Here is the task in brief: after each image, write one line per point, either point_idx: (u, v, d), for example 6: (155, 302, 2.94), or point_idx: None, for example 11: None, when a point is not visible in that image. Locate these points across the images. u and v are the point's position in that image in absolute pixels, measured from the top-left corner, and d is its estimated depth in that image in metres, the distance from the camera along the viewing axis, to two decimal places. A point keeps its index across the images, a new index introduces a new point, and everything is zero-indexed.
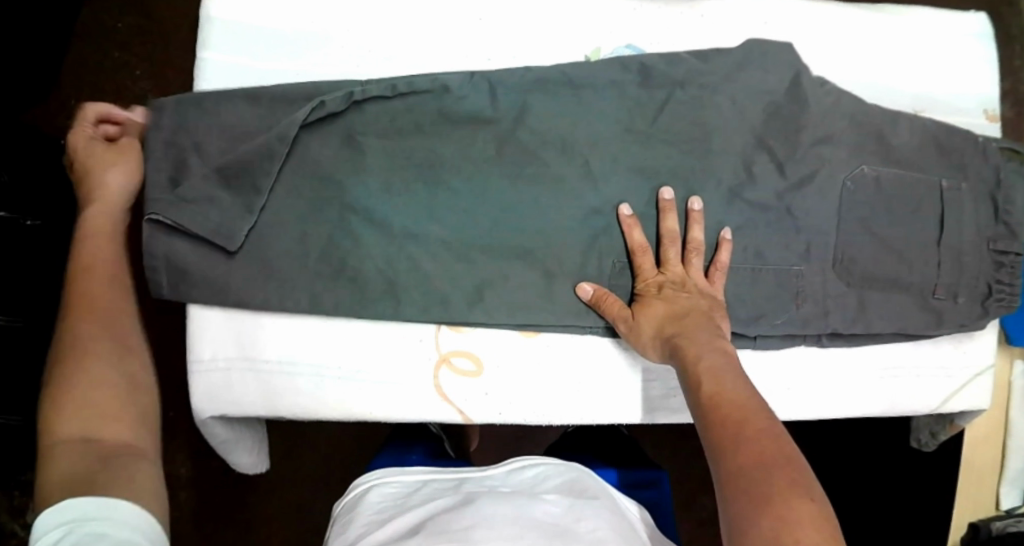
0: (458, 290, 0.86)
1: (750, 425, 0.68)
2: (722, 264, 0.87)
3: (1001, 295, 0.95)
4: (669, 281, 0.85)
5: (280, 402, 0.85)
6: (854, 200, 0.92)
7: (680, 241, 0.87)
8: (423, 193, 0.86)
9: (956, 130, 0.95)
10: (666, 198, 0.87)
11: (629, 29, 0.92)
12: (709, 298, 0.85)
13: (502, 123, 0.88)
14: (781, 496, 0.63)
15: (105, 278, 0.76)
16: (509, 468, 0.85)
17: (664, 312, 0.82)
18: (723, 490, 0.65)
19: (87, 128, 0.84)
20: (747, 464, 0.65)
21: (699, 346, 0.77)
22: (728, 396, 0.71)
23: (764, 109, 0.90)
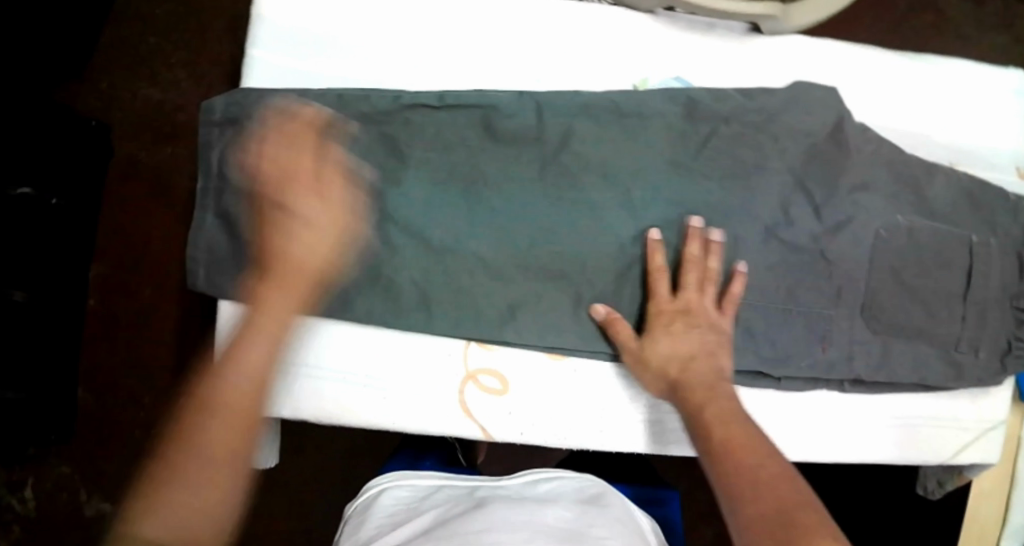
0: (491, 309, 0.86)
1: (764, 468, 0.69)
2: (734, 297, 0.86)
3: (1020, 353, 0.97)
4: (683, 314, 0.84)
5: (304, 406, 0.85)
6: (887, 248, 0.93)
7: (698, 269, 0.85)
8: (462, 208, 0.86)
9: (988, 187, 0.97)
10: (693, 225, 0.86)
11: (677, 61, 0.93)
12: (717, 332, 0.84)
13: (546, 144, 0.88)
14: (797, 533, 0.63)
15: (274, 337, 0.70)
16: (517, 477, 0.84)
17: (671, 351, 0.83)
18: (743, 530, 0.65)
19: (289, 150, 0.77)
20: (765, 506, 0.66)
21: (702, 393, 0.78)
22: (739, 438, 0.73)
23: (805, 151, 0.91)
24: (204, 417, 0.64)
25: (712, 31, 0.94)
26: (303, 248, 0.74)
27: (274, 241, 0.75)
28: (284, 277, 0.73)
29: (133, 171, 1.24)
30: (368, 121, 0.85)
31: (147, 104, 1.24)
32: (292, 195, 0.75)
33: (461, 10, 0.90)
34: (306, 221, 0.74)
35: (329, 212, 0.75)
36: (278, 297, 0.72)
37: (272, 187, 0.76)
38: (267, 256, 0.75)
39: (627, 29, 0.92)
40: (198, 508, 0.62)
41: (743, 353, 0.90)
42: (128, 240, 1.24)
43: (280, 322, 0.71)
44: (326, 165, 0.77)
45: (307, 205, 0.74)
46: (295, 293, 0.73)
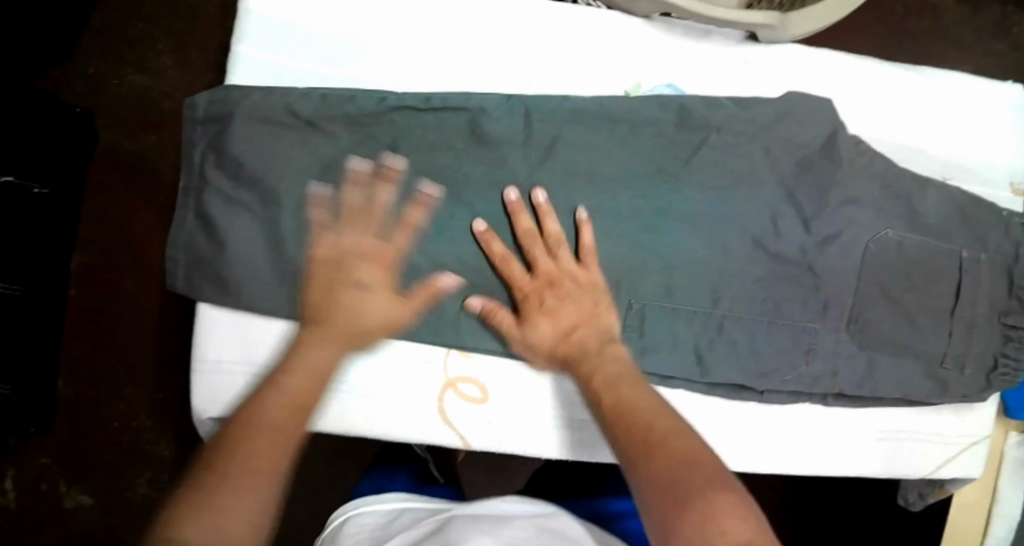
0: (471, 317, 0.84)
1: (658, 425, 0.71)
2: (588, 249, 0.83)
3: (1005, 369, 0.97)
4: (562, 283, 0.82)
5: None
6: (876, 262, 0.92)
7: (535, 237, 0.83)
8: (444, 212, 0.84)
9: (980, 203, 0.96)
10: (539, 201, 0.83)
11: (671, 68, 0.91)
12: (592, 293, 0.82)
13: (533, 149, 0.86)
14: (698, 490, 0.65)
15: (313, 379, 0.76)
16: (483, 502, 0.82)
17: (556, 328, 0.81)
18: (644, 495, 0.67)
19: (370, 229, 0.80)
20: (662, 468, 0.67)
21: (589, 362, 0.79)
22: (632, 402, 0.74)
23: (797, 162, 0.90)
24: (245, 433, 0.69)
25: (709, 38, 0.92)
26: (362, 314, 0.79)
27: (334, 305, 0.79)
28: (327, 333, 0.78)
29: (117, 160, 1.22)
30: (352, 123, 0.84)
31: (133, 91, 1.22)
32: (349, 265, 0.79)
33: (450, 10, 0.88)
34: (364, 288, 0.79)
35: (379, 283, 0.80)
36: (319, 348, 0.77)
37: (338, 264, 0.79)
38: (315, 322, 0.79)
39: (620, 34, 0.90)
40: (235, 506, 0.64)
41: (727, 367, 0.89)
42: (111, 228, 1.22)
43: (320, 364, 0.77)
44: (402, 235, 0.82)
45: (364, 273, 0.79)
46: (340, 350, 0.78)
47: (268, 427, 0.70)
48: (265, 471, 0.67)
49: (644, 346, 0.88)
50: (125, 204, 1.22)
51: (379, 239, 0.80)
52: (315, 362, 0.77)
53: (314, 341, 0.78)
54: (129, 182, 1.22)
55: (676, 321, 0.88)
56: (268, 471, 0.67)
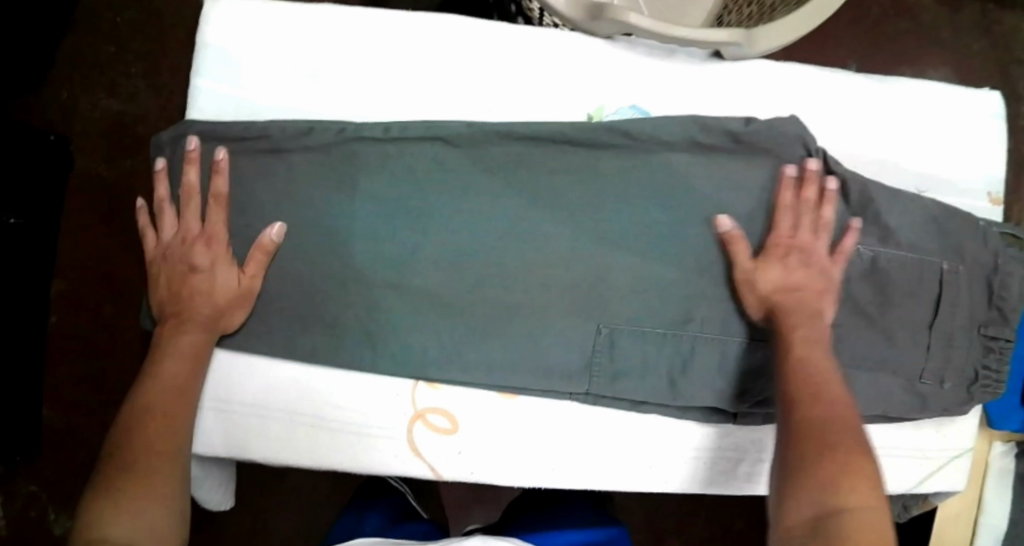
0: (436, 347, 0.84)
1: (827, 393, 0.76)
2: (846, 248, 0.86)
3: (986, 382, 0.96)
4: (796, 247, 0.84)
5: (251, 445, 0.85)
6: (847, 279, 0.91)
7: (812, 207, 0.85)
8: (408, 242, 0.84)
9: (958, 215, 0.95)
10: (811, 168, 0.85)
11: (634, 88, 0.90)
12: (826, 272, 0.84)
13: (496, 176, 0.85)
14: (844, 451, 0.71)
15: (191, 362, 0.80)
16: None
17: (776, 281, 0.83)
18: (791, 437, 0.74)
19: (190, 215, 0.83)
20: (817, 419, 0.74)
21: (792, 319, 0.82)
22: (815, 364, 0.79)
23: (769, 180, 0.87)
24: (140, 432, 0.75)
25: (674, 56, 0.91)
26: (209, 291, 0.81)
27: (181, 293, 0.82)
28: (189, 320, 0.81)
29: (93, 187, 1.21)
30: (309, 153, 0.84)
31: (106, 116, 1.22)
32: (180, 254, 0.82)
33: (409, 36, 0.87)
34: (203, 269, 0.81)
35: (217, 258, 0.82)
36: (180, 334, 0.81)
37: (173, 257, 0.83)
38: (168, 313, 0.82)
39: (581, 55, 0.90)
40: (141, 507, 0.71)
41: (700, 391, 0.86)
42: (88, 255, 1.22)
43: (193, 346, 0.81)
44: (217, 208, 0.82)
45: (198, 255, 0.82)
46: (199, 331, 0.81)
47: (156, 420, 0.77)
48: (164, 467, 0.74)
49: (615, 371, 0.86)
50: (101, 230, 1.22)
51: (197, 222, 0.83)
52: (188, 344, 0.80)
53: (180, 328, 0.81)
54: (104, 208, 1.21)
55: (648, 344, 0.86)
56: (166, 466, 0.74)
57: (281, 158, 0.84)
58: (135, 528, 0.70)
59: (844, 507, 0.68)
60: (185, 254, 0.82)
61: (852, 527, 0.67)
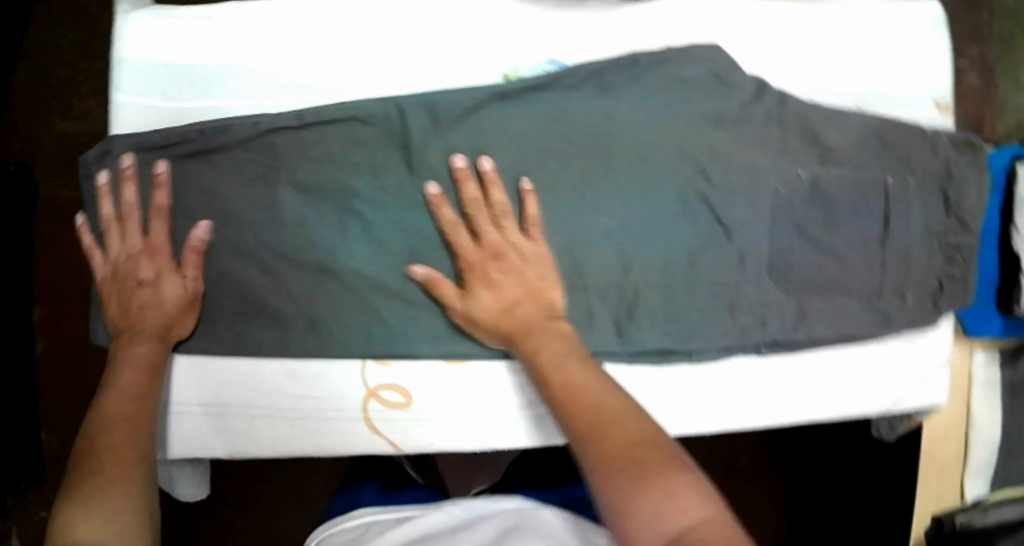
0: (378, 323, 0.86)
1: (597, 415, 0.73)
2: (535, 221, 0.83)
3: (952, 291, 0.94)
4: (498, 253, 0.82)
5: (227, 441, 0.88)
6: (787, 205, 0.90)
7: (484, 205, 0.83)
8: (334, 224, 0.86)
9: (901, 124, 0.92)
10: (487, 169, 0.83)
11: (547, 39, 0.89)
12: (535, 262, 0.83)
13: (413, 145, 0.85)
14: (650, 472, 0.68)
15: (145, 369, 0.82)
16: (492, 514, 0.80)
17: (496, 305, 0.82)
18: (594, 478, 0.70)
19: (131, 229, 0.85)
20: (614, 452, 0.70)
21: (536, 340, 0.80)
22: (578, 388, 0.75)
23: (691, 119, 0.88)
24: (102, 435, 0.76)
25: (585, 5, 0.90)
26: (158, 303, 0.84)
27: (130, 309, 0.84)
28: (140, 334, 0.83)
29: (62, 211, 1.25)
30: (231, 152, 0.85)
31: (64, 139, 1.25)
32: (126, 271, 0.84)
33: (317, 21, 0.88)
34: (149, 283, 0.84)
35: (161, 270, 0.84)
36: (133, 347, 0.82)
37: (121, 274, 0.84)
38: (119, 330, 0.84)
39: (489, 11, 0.89)
40: (109, 505, 0.71)
41: (647, 333, 0.88)
42: (68, 277, 1.26)
43: (149, 356, 0.82)
44: (160, 223, 0.84)
45: (144, 270, 0.84)
46: (152, 342, 0.83)
47: (119, 423, 0.77)
48: (130, 464, 0.75)
49: None
50: (75, 251, 1.25)
51: (138, 237, 0.84)
52: (141, 354, 0.82)
53: (130, 343, 0.83)
54: (77, 232, 1.25)
55: (590, 297, 0.88)
56: (132, 463, 0.75)
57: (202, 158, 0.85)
58: (106, 526, 0.70)
59: (683, 524, 0.65)
60: (131, 271, 0.84)
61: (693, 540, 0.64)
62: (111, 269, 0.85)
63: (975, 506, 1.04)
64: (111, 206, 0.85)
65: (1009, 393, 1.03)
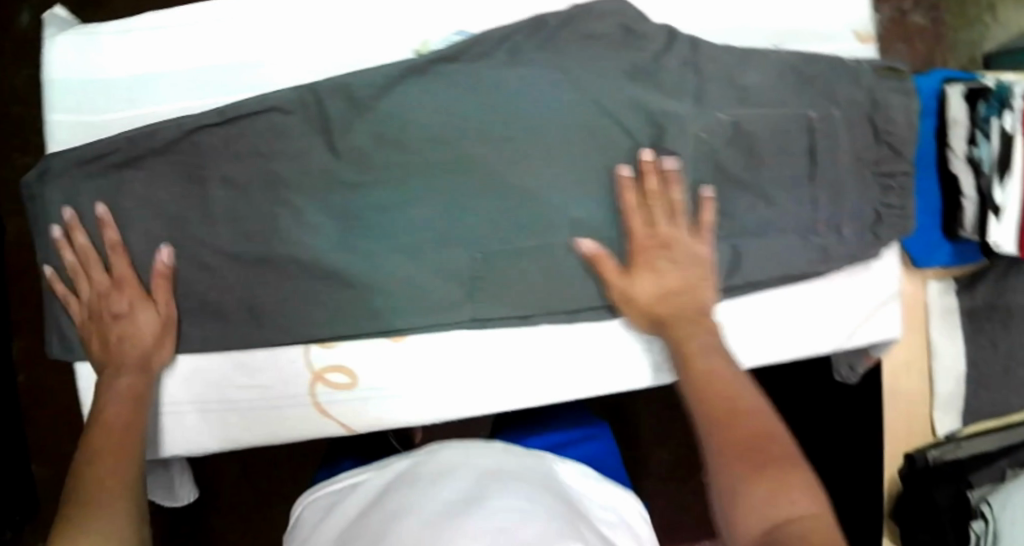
0: (318, 309, 0.88)
1: (742, 405, 0.78)
2: (706, 223, 0.87)
3: (892, 220, 0.93)
4: (663, 246, 0.86)
5: (174, 441, 0.90)
6: (711, 150, 0.90)
7: (663, 197, 0.87)
8: (265, 214, 0.87)
9: (820, 58, 0.92)
10: (668, 167, 0.87)
11: (456, 13, 0.90)
12: (698, 262, 0.87)
13: (334, 129, 0.87)
14: (777, 466, 0.74)
15: (130, 399, 0.84)
16: (459, 460, 0.82)
17: (655, 289, 0.87)
18: (717, 462, 0.75)
19: (96, 271, 0.87)
20: (736, 442, 0.75)
21: (686, 329, 0.85)
22: (716, 375, 0.80)
23: (606, 74, 0.89)
24: (89, 466, 0.78)
25: None
26: (134, 334, 0.85)
27: (109, 345, 0.86)
28: (121, 366, 0.85)
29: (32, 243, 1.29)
30: (160, 156, 0.87)
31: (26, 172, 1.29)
32: (100, 309, 0.86)
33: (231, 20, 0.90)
34: (124, 315, 0.86)
35: (133, 300, 0.86)
36: (116, 379, 0.84)
37: (96, 315, 0.86)
38: (102, 367, 0.85)
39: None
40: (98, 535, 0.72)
41: (583, 288, 0.90)
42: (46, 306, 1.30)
43: (132, 385, 0.84)
44: (123, 259, 0.87)
45: (116, 304, 0.86)
46: (133, 372, 0.85)
47: (107, 452, 0.79)
48: (118, 491, 0.76)
49: (496, 291, 0.90)
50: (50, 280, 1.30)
51: (105, 276, 0.86)
52: (125, 384, 0.84)
53: (114, 376, 0.85)
54: None
55: (524, 262, 0.89)
56: (119, 491, 0.76)
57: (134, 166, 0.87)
58: None
59: (789, 516, 0.70)
60: (104, 308, 0.86)
61: (801, 532, 0.69)
62: (85, 310, 0.87)
63: (947, 440, 1.03)
64: (71, 252, 0.87)
65: (968, 321, 1.02)
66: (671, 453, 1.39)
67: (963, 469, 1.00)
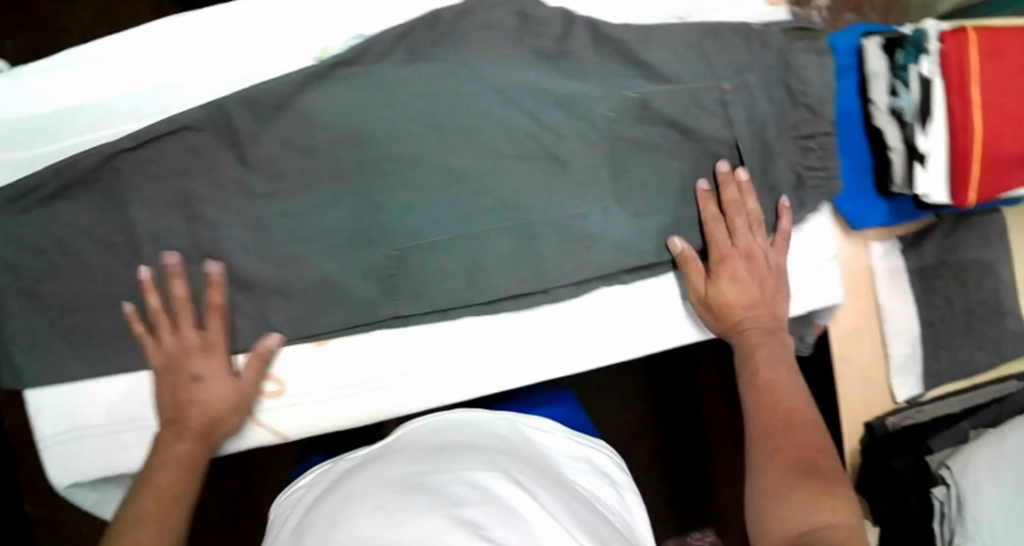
0: (245, 318, 0.91)
1: (792, 415, 0.83)
2: (785, 233, 0.90)
3: (815, 181, 0.93)
4: (744, 255, 0.88)
5: (119, 458, 0.93)
6: (620, 128, 0.89)
7: (748, 207, 0.89)
8: (186, 229, 0.89)
9: (726, 24, 0.90)
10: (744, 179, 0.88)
11: (351, 16, 0.90)
12: (779, 274, 0.90)
13: (243, 143, 0.88)
14: (823, 482, 0.78)
15: (188, 463, 0.86)
16: (432, 440, 0.86)
17: (743, 295, 0.88)
18: (761, 462, 0.81)
19: (189, 329, 0.88)
20: (784, 448, 0.80)
21: (758, 335, 0.88)
22: (780, 385, 0.85)
23: (510, 63, 0.88)
24: (132, 524, 0.80)
25: None
26: (215, 405, 0.87)
27: (182, 403, 0.87)
28: (182, 430, 0.87)
29: None
30: (86, 187, 0.88)
31: None
32: (183, 363, 0.88)
33: (132, 42, 0.90)
34: (203, 378, 0.88)
35: (215, 369, 0.88)
36: (178, 441, 0.86)
37: (173, 367, 0.88)
38: (167, 421, 0.87)
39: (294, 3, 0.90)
40: None
41: (502, 276, 0.90)
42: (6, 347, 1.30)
43: (191, 450, 0.86)
44: (219, 326, 0.89)
45: (200, 364, 0.88)
46: (194, 440, 0.87)
47: (150, 514, 0.82)
48: None
49: (415, 288, 0.90)
50: None
51: (195, 335, 0.88)
52: (185, 447, 0.86)
53: (174, 437, 0.86)
54: None
55: (441, 255, 0.90)
56: None
57: (60, 195, 0.88)
58: None
59: (818, 525, 0.74)
60: (183, 364, 0.88)
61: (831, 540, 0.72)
62: (164, 360, 0.89)
63: (908, 406, 1.00)
64: (159, 299, 0.89)
65: (918, 279, 0.99)
66: (652, 444, 1.39)
67: (922, 434, 0.97)
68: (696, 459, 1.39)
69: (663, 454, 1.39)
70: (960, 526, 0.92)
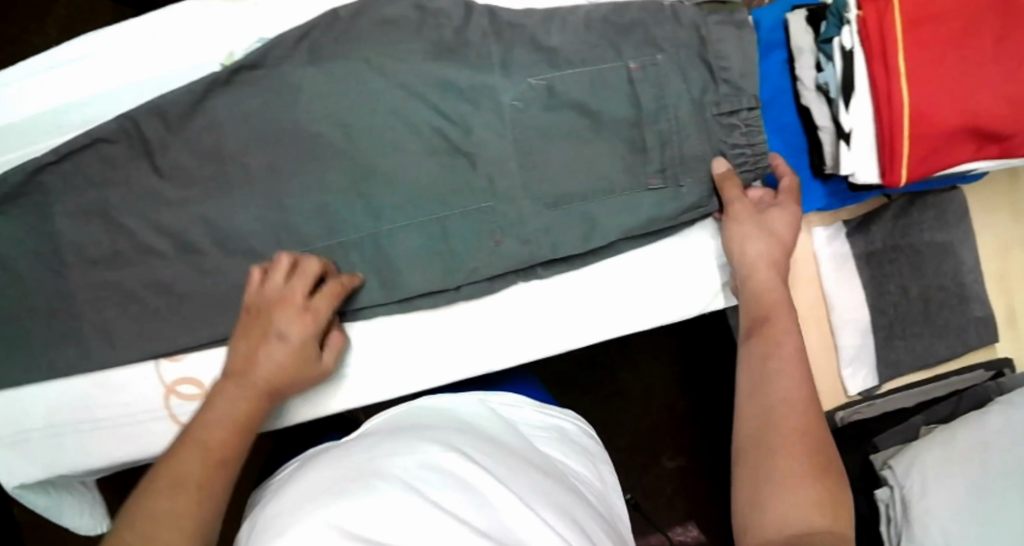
0: (162, 322, 0.91)
1: (795, 406, 0.73)
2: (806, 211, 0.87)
3: (742, 160, 0.87)
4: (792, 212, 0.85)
5: (64, 460, 0.92)
6: (526, 117, 0.87)
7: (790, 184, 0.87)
8: (105, 238, 0.90)
9: (632, 4, 0.88)
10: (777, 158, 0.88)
11: (257, 22, 0.92)
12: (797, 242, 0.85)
13: (155, 150, 0.89)
14: (820, 485, 0.70)
15: (237, 431, 0.77)
16: (383, 424, 0.80)
17: (770, 253, 0.83)
18: (751, 455, 0.73)
19: (299, 283, 0.82)
20: (787, 443, 0.72)
21: (770, 308, 0.81)
22: (784, 366, 0.76)
23: (410, 57, 0.87)
24: (158, 481, 0.71)
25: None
26: (280, 373, 0.80)
27: (256, 361, 0.80)
28: (246, 387, 0.79)
29: None
30: (13, 203, 0.89)
31: None
32: (268, 319, 0.81)
33: (46, 60, 0.91)
34: (287, 342, 0.80)
35: (306, 338, 0.81)
36: (238, 402, 0.78)
37: (260, 318, 0.81)
38: (232, 374, 0.79)
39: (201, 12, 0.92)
40: None
41: (414, 273, 0.88)
42: None
43: (250, 416, 0.78)
44: (329, 298, 0.83)
45: (289, 327, 0.81)
46: (255, 405, 0.79)
47: (195, 474, 0.72)
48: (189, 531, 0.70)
49: None
50: None
51: (303, 295, 0.82)
52: (246, 412, 0.78)
53: (239, 392, 0.78)
54: None
55: (350, 254, 0.88)
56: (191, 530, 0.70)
57: None
58: None
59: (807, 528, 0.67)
60: (278, 318, 0.80)
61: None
62: (256, 310, 0.81)
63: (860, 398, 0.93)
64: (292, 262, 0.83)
65: (866, 263, 0.92)
66: (628, 442, 1.35)
67: (867, 431, 0.95)
68: (676, 454, 1.35)
69: (640, 450, 1.35)
70: (908, 529, 0.86)
